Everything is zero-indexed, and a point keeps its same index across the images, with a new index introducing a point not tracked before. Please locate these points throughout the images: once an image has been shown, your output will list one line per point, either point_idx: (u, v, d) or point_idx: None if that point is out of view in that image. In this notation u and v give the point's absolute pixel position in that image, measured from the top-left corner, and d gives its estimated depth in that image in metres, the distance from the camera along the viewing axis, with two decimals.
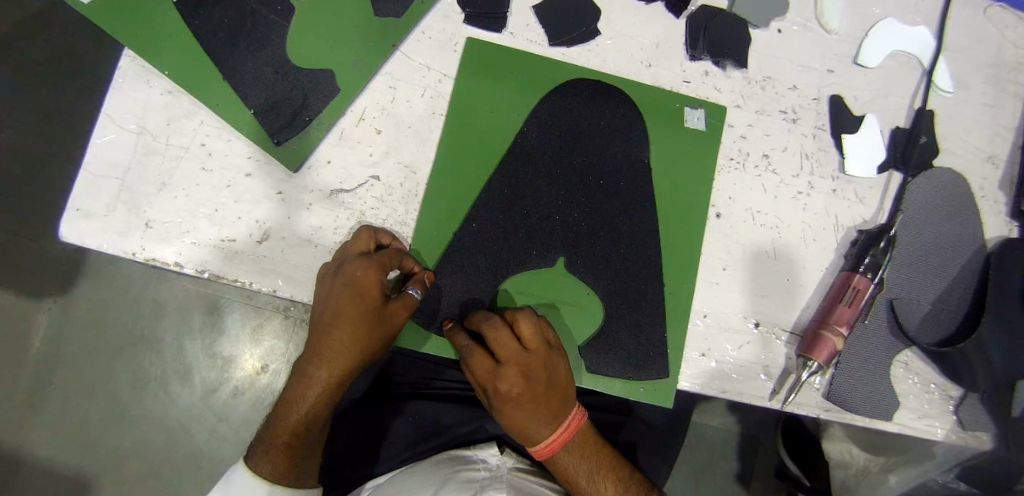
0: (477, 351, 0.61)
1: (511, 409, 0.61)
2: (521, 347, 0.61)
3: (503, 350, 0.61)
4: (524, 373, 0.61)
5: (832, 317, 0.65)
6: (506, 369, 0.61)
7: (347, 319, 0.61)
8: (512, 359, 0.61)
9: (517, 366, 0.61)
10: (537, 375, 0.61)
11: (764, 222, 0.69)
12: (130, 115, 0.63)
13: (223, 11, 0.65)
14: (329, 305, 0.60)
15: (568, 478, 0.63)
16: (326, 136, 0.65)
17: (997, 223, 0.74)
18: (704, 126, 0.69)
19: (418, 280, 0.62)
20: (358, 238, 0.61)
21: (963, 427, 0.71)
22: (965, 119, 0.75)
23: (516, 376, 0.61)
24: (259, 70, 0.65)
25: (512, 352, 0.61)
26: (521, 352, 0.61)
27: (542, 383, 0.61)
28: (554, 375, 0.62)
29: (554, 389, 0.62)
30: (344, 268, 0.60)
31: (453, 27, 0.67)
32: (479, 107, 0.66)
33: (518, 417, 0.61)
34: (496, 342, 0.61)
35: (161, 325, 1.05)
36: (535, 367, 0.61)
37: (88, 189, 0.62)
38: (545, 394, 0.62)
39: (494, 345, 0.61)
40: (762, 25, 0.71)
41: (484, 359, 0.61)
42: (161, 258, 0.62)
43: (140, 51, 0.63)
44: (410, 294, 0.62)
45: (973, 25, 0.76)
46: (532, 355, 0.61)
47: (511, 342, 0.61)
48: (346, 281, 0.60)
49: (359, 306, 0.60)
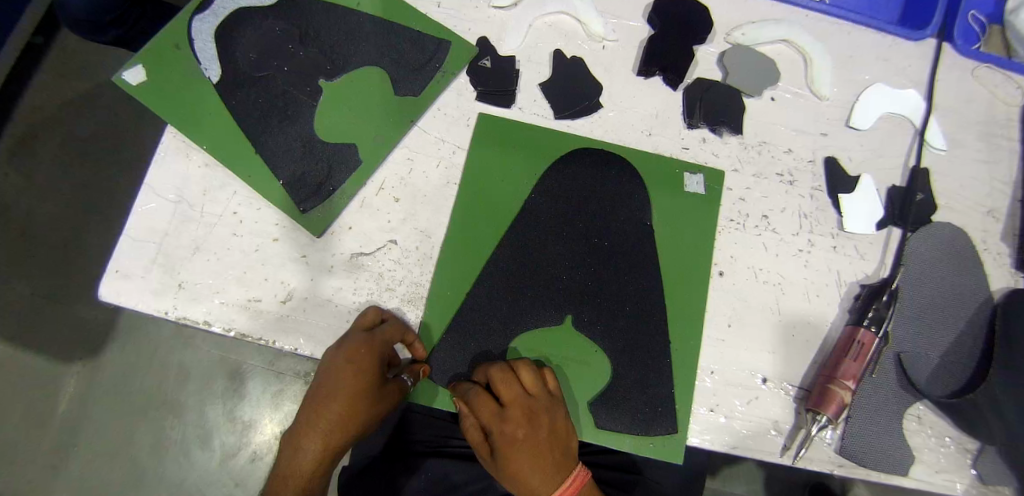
0: (483, 395, 0.64)
1: (513, 454, 0.63)
2: (525, 391, 0.63)
3: (507, 392, 0.63)
4: (528, 416, 0.63)
5: (839, 372, 0.66)
6: (510, 411, 0.64)
7: (343, 394, 0.63)
8: (515, 400, 0.63)
9: (521, 408, 0.63)
10: (541, 420, 0.64)
11: (766, 279, 0.71)
12: (170, 186, 0.69)
13: (258, 93, 0.72)
14: (329, 377, 0.63)
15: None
16: (348, 203, 0.69)
17: (1001, 274, 0.76)
18: (703, 190, 0.72)
19: (413, 371, 0.65)
20: (365, 314, 0.64)
21: (983, 481, 0.70)
22: (960, 175, 0.78)
23: (521, 419, 0.64)
24: (290, 144, 0.71)
25: (517, 394, 0.63)
26: (524, 395, 0.63)
27: (545, 427, 0.64)
28: (556, 422, 0.64)
29: (557, 436, 0.64)
30: (347, 345, 0.62)
31: (466, 103, 0.73)
32: (492, 176, 0.71)
33: (518, 464, 0.63)
34: (501, 384, 0.64)
35: (184, 389, 1.10)
36: (538, 410, 0.64)
37: (126, 254, 0.67)
38: (546, 440, 0.64)
39: (499, 388, 0.64)
40: (755, 94, 0.76)
41: (490, 405, 0.64)
42: (192, 317, 0.66)
43: (181, 127, 0.70)
44: (402, 380, 0.64)
45: (961, 87, 0.80)
46: (535, 399, 0.63)
47: (514, 386, 0.64)
48: (347, 359, 0.62)
49: (355, 381, 0.63)
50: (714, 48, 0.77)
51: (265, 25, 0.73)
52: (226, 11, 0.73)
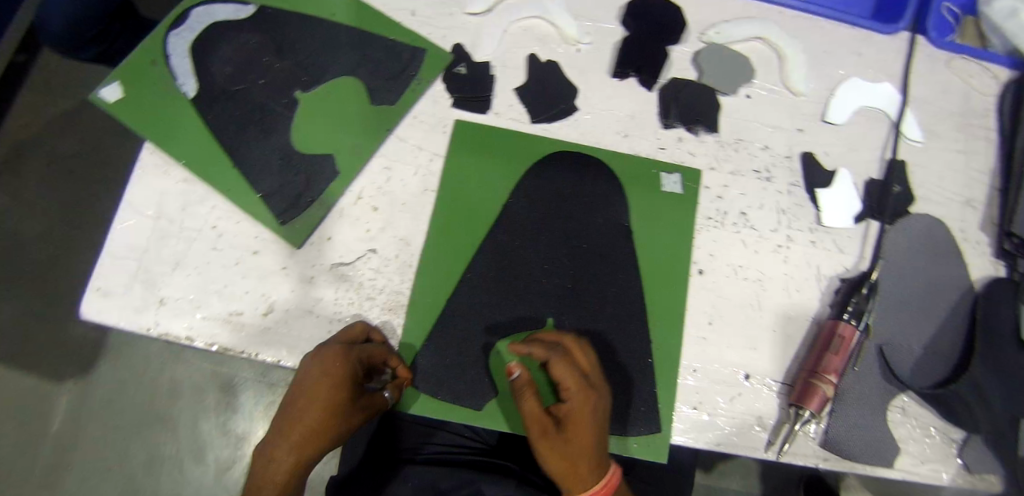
0: (570, 358, 0.62)
1: (586, 427, 0.60)
2: (595, 364, 0.63)
3: (586, 361, 0.63)
4: (602, 388, 0.62)
5: (821, 366, 0.66)
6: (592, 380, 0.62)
7: (318, 405, 0.62)
8: (593, 372, 0.62)
9: (599, 378, 0.62)
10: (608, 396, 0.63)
11: (746, 276, 0.71)
12: (150, 202, 0.69)
13: (236, 106, 0.72)
14: (304, 388, 0.61)
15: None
16: (327, 214, 0.69)
17: (982, 264, 0.76)
18: (680, 189, 0.73)
19: (395, 384, 0.65)
20: (351, 330, 0.64)
21: (969, 470, 0.70)
22: (938, 166, 0.78)
23: (598, 390, 0.62)
24: (267, 157, 0.71)
25: (592, 365, 0.63)
26: (597, 367, 0.63)
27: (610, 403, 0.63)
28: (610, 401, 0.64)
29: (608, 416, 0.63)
30: (324, 359, 0.61)
31: (442, 110, 0.73)
32: (470, 182, 0.71)
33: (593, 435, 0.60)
34: (583, 352, 0.63)
35: (176, 404, 1.10)
36: (605, 384, 0.63)
37: (108, 271, 0.67)
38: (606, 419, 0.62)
39: (581, 356, 0.63)
40: (730, 93, 0.76)
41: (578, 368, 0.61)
42: (173, 333, 0.66)
43: (159, 143, 0.70)
44: (383, 395, 0.65)
45: (936, 79, 0.81)
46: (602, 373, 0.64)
47: (591, 356, 0.63)
48: (322, 372, 0.61)
49: (329, 392, 0.61)
50: (688, 48, 0.77)
51: (240, 38, 0.74)
52: (201, 26, 0.74)
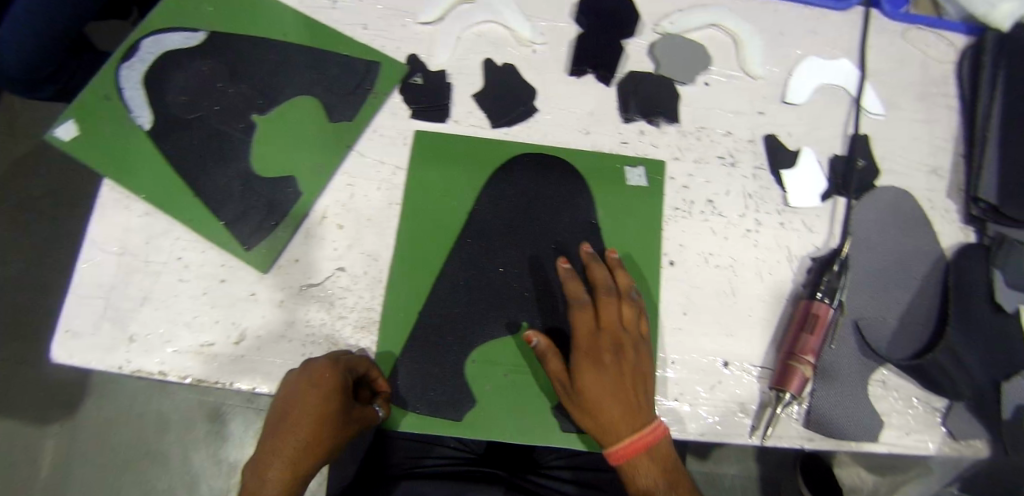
0: (586, 310, 0.65)
1: (598, 380, 0.62)
2: (621, 321, 0.65)
3: (608, 315, 0.65)
4: (620, 346, 0.64)
5: (798, 347, 0.66)
6: (603, 335, 0.64)
7: (309, 417, 0.60)
8: (611, 328, 0.64)
9: (614, 336, 0.64)
10: (632, 357, 0.64)
11: (717, 263, 0.71)
12: (114, 239, 0.68)
13: (192, 134, 0.71)
14: (294, 401, 0.59)
15: (641, 478, 0.62)
16: (292, 235, 0.69)
17: (951, 231, 0.77)
18: (645, 182, 0.73)
19: (383, 398, 0.65)
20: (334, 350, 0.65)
21: (954, 438, 0.71)
22: (900, 137, 0.79)
23: (609, 348, 0.63)
24: (228, 183, 0.70)
25: (614, 321, 0.65)
26: (620, 324, 0.65)
27: (632, 363, 0.64)
28: (642, 358, 0.64)
29: (640, 376, 0.64)
30: (314, 369, 0.60)
31: (402, 122, 0.73)
32: (434, 192, 0.71)
33: (597, 391, 0.62)
34: (606, 306, 0.65)
35: (167, 436, 1.09)
36: (627, 343, 0.64)
37: (75, 312, 0.66)
38: (628, 372, 0.63)
39: (603, 309, 0.65)
40: (688, 82, 0.76)
41: (587, 320, 0.65)
42: (146, 369, 0.65)
43: (117, 178, 0.69)
44: (372, 409, 0.64)
45: (892, 51, 0.81)
46: (629, 330, 0.65)
47: (615, 310, 0.65)
48: (313, 382, 0.60)
49: (319, 404, 0.59)
50: (643, 40, 0.78)
51: (192, 66, 0.73)
52: (152, 57, 0.73)
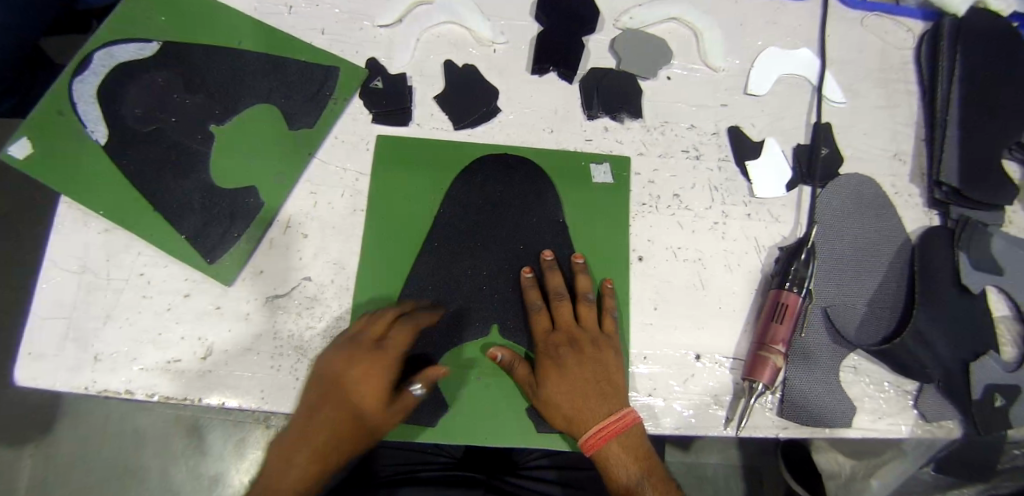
0: (542, 312, 0.67)
1: (559, 377, 0.64)
2: (577, 321, 0.68)
3: (563, 315, 0.67)
4: (577, 344, 0.66)
5: (768, 337, 0.66)
6: (558, 334, 0.67)
7: (346, 389, 0.61)
8: (567, 327, 0.67)
9: (570, 334, 0.67)
10: (592, 352, 0.66)
11: (686, 257, 0.72)
12: (73, 256, 0.66)
13: (149, 147, 0.69)
14: (333, 371, 0.62)
15: (619, 472, 0.62)
16: (255, 246, 0.68)
17: (916, 215, 0.78)
18: (611, 179, 0.72)
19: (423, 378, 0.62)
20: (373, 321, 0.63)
21: (926, 420, 0.72)
22: (862, 125, 0.80)
23: (565, 345, 0.66)
24: (188, 195, 0.69)
25: (570, 321, 0.67)
26: (576, 323, 0.67)
27: (596, 358, 0.65)
28: (606, 355, 0.66)
29: (605, 370, 0.65)
30: (356, 342, 0.62)
31: (363, 127, 0.72)
32: (399, 197, 0.70)
33: (559, 388, 0.64)
34: (559, 306, 0.67)
35: (144, 454, 1.06)
36: (584, 340, 0.66)
37: (36, 333, 0.64)
38: (590, 366, 0.65)
39: (558, 308, 0.68)
40: (649, 76, 0.76)
41: (543, 322, 0.67)
42: (113, 389, 0.63)
43: (73, 194, 0.67)
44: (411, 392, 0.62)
45: (851, 39, 0.82)
46: (586, 327, 0.67)
47: (570, 309, 0.68)
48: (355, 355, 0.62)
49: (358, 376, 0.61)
50: (604, 36, 0.77)
51: (146, 77, 0.71)
52: (107, 68, 0.71)
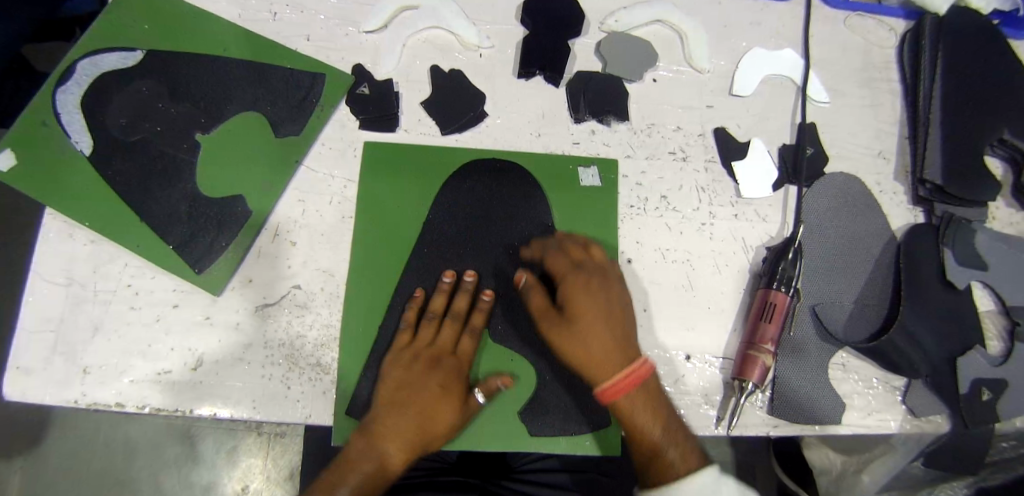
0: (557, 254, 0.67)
1: (584, 313, 0.63)
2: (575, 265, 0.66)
3: (562, 265, 0.66)
4: (591, 283, 0.65)
5: (757, 336, 0.67)
6: (574, 275, 0.65)
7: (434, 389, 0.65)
8: (585, 260, 0.67)
9: (582, 277, 0.65)
10: (604, 295, 0.65)
11: (674, 258, 0.72)
12: (59, 269, 0.66)
13: (134, 157, 0.69)
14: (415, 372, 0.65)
15: (642, 421, 0.60)
16: (244, 255, 0.67)
17: (901, 213, 0.79)
18: (599, 182, 0.73)
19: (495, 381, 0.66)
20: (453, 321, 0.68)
21: (915, 415, 0.72)
22: (846, 124, 0.81)
23: (583, 284, 0.65)
24: (174, 205, 0.68)
25: (567, 266, 0.66)
26: (578, 267, 0.66)
27: (609, 300, 0.65)
28: (610, 297, 0.65)
29: (616, 315, 0.64)
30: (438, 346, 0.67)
31: (351, 134, 0.72)
32: (387, 203, 0.70)
33: (584, 323, 0.63)
34: (555, 256, 0.67)
35: (135, 465, 1.06)
36: (595, 280, 0.65)
37: (22, 347, 0.63)
38: (612, 308, 0.64)
39: (554, 258, 0.67)
40: (635, 79, 0.77)
41: (562, 261, 0.67)
42: (103, 402, 0.63)
43: (58, 206, 0.66)
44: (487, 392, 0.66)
45: (833, 39, 0.83)
46: (585, 269, 0.66)
47: (567, 258, 0.67)
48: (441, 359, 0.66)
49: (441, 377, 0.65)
50: (589, 39, 0.78)
51: (130, 86, 0.71)
52: (90, 78, 0.71)
